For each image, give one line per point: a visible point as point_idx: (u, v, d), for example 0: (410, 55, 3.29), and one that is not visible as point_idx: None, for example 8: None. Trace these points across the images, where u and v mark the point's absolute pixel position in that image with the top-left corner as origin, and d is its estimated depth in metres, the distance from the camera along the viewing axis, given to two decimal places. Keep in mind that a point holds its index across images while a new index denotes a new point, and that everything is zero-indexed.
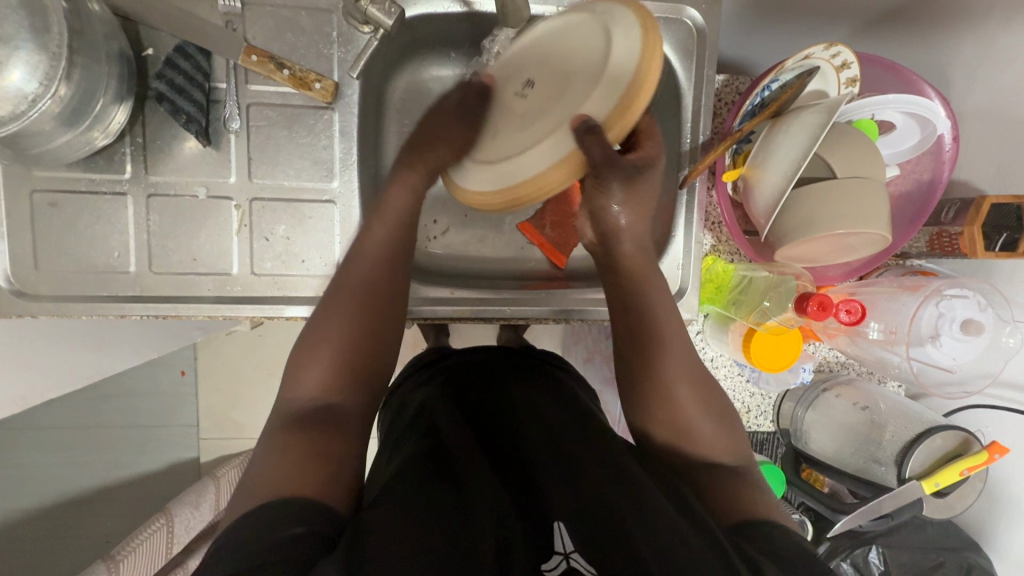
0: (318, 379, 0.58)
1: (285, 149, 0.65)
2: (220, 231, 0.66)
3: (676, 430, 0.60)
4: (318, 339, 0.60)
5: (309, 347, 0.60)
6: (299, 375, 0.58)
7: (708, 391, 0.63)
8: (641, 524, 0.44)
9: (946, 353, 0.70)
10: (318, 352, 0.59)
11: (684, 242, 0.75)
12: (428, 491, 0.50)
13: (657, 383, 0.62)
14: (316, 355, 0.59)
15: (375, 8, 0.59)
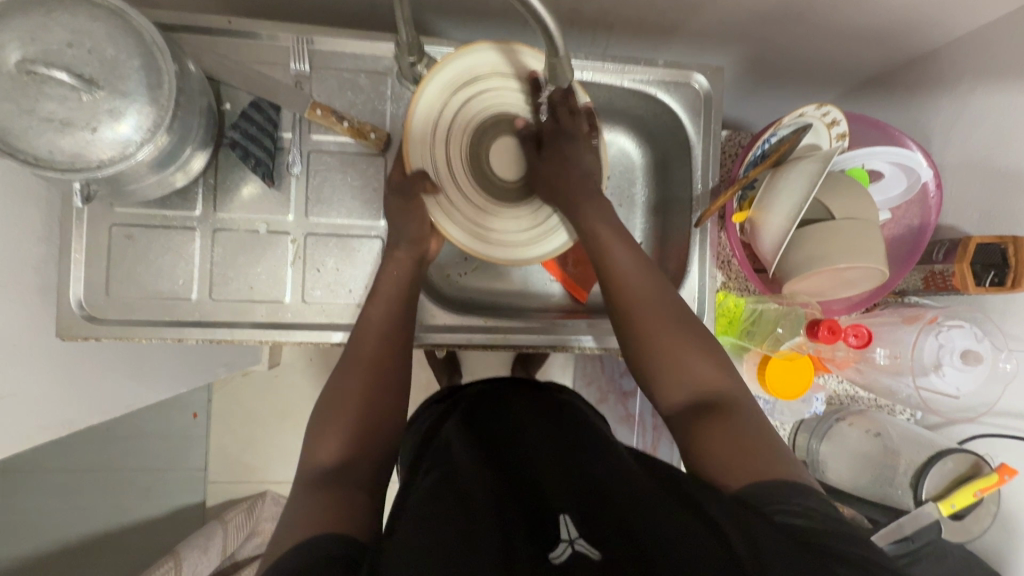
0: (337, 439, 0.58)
1: (339, 190, 0.73)
2: (276, 263, 0.72)
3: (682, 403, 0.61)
4: (330, 399, 0.60)
5: (326, 411, 0.59)
6: (318, 433, 0.58)
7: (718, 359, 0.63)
8: (649, 529, 0.45)
9: (949, 382, 0.75)
10: (334, 415, 0.59)
11: (698, 277, 0.81)
12: (453, 505, 0.51)
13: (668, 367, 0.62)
14: (332, 415, 0.59)
15: (429, 72, 0.69)
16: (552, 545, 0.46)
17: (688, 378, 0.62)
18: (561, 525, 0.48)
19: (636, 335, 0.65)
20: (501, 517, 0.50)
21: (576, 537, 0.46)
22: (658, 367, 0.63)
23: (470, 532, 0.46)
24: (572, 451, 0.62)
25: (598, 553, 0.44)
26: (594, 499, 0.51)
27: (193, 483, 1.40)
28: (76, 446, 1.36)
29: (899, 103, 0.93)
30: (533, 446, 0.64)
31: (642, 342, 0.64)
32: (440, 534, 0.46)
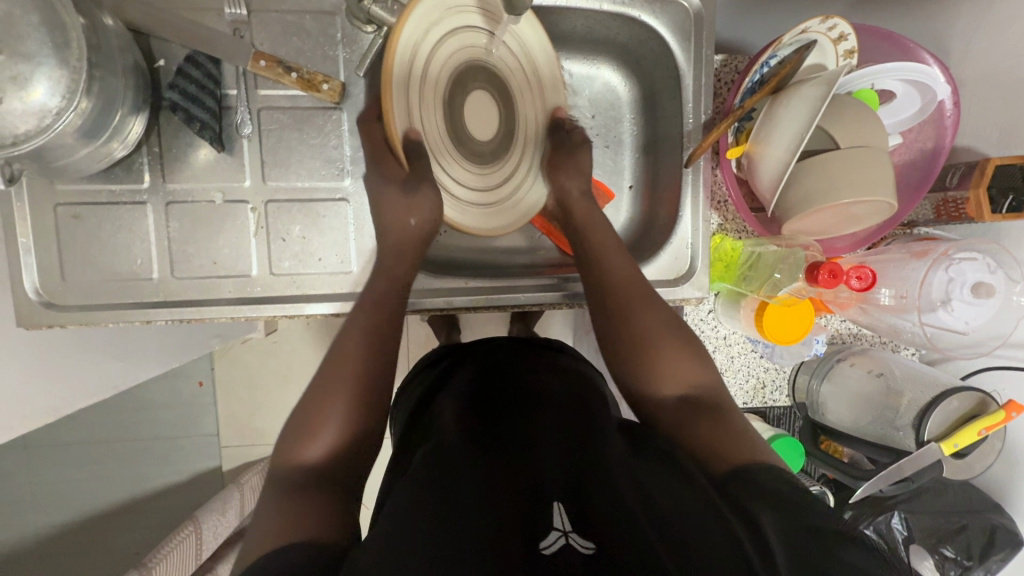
0: (328, 439, 0.54)
1: (297, 151, 0.67)
2: (239, 236, 0.67)
3: (632, 366, 0.63)
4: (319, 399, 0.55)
5: (323, 389, 0.56)
6: (304, 424, 0.54)
7: (680, 336, 0.64)
8: (650, 526, 0.42)
9: (959, 317, 0.71)
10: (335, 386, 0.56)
11: (692, 220, 0.75)
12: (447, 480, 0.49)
13: (627, 334, 0.64)
14: (325, 409, 0.55)
15: (378, 7, 0.61)
16: (544, 534, 0.44)
17: (666, 366, 0.62)
18: (555, 513, 0.46)
19: (626, 322, 0.65)
20: (506, 501, 0.47)
21: (571, 529, 0.44)
22: (647, 353, 0.63)
23: (453, 502, 0.46)
24: (558, 422, 0.59)
25: (594, 549, 0.42)
26: (582, 489, 0.48)
27: (203, 450, 1.43)
28: (83, 422, 1.38)
29: (915, 9, 0.83)
30: (525, 414, 0.61)
31: (628, 323, 0.65)
32: (423, 501, 0.46)
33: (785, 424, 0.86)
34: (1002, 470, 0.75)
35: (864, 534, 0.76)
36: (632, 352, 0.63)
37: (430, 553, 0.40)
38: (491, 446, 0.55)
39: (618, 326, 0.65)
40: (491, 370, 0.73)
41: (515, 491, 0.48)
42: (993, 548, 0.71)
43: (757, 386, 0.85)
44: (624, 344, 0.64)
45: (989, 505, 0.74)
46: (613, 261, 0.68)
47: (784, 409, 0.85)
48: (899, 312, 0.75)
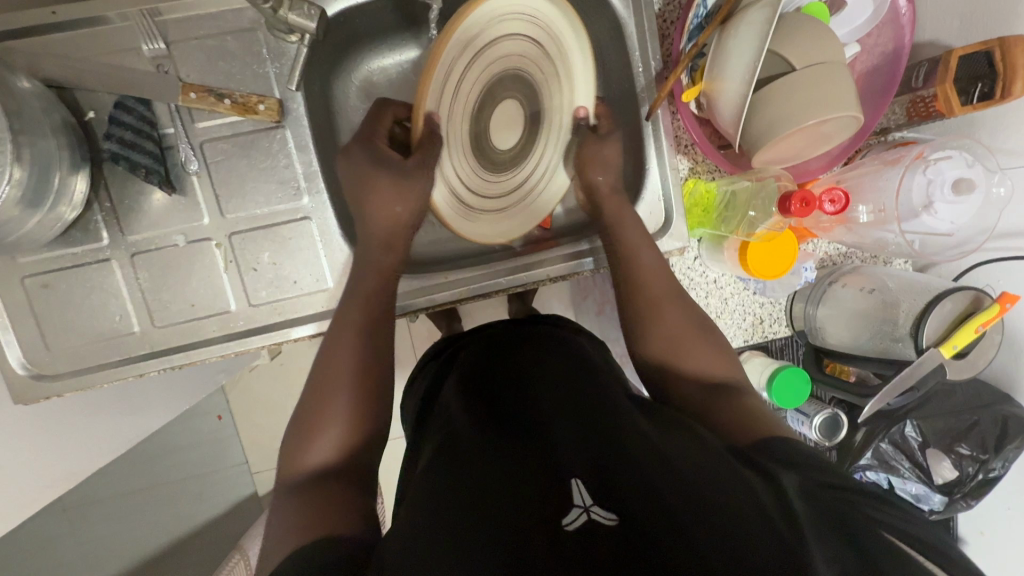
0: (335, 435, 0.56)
1: (249, 178, 0.66)
2: (211, 274, 0.67)
3: (662, 354, 0.62)
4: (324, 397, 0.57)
5: (329, 372, 0.59)
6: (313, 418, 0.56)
7: (704, 327, 0.63)
8: (673, 495, 0.39)
9: (943, 218, 0.71)
10: (338, 381, 0.58)
11: (660, 172, 0.73)
12: (452, 476, 0.47)
13: (655, 322, 0.63)
14: (329, 401, 0.57)
15: (295, 13, 0.58)
16: (565, 510, 0.40)
17: (696, 356, 0.60)
18: (575, 491, 0.41)
19: (651, 307, 0.64)
20: (509, 477, 0.45)
21: (593, 503, 0.40)
22: (677, 343, 0.61)
23: (478, 496, 0.44)
24: (570, 396, 0.57)
25: (617, 519, 0.38)
26: (600, 458, 0.44)
27: (235, 480, 1.45)
28: (113, 476, 1.40)
29: None
30: (531, 395, 0.59)
31: (661, 318, 0.63)
32: (433, 500, 0.45)
33: (790, 354, 0.88)
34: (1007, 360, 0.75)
35: (880, 447, 0.78)
36: (658, 338, 0.62)
37: (436, 545, 0.39)
38: (498, 431, 0.53)
39: (648, 323, 0.63)
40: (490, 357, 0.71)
41: (520, 466, 0.46)
42: (1007, 437, 0.73)
43: (756, 322, 0.88)
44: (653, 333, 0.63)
45: (997, 397, 0.75)
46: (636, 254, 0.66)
47: (786, 339, 0.88)
48: (883, 224, 0.74)
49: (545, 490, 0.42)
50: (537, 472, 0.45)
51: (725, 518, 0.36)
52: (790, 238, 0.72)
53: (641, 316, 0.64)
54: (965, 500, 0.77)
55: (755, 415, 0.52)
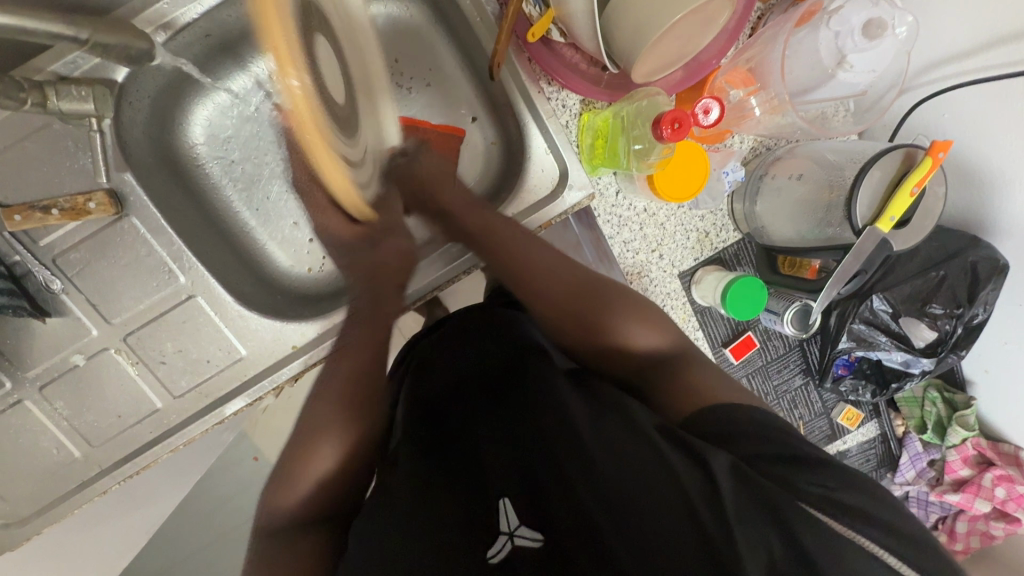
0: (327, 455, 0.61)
1: (116, 277, 0.62)
2: (124, 382, 0.65)
3: (603, 338, 0.63)
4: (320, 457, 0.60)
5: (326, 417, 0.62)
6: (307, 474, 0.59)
7: (634, 302, 0.64)
8: (609, 525, 0.46)
9: (861, 70, 0.65)
10: (320, 434, 0.61)
11: (539, 123, 0.67)
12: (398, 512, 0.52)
13: (587, 313, 0.64)
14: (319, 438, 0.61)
15: (66, 100, 0.54)
16: (493, 540, 0.50)
17: (631, 330, 0.62)
18: (503, 517, 0.52)
19: (584, 295, 0.65)
20: (458, 517, 0.52)
21: (515, 528, 0.51)
22: (612, 328, 0.63)
23: (433, 531, 0.50)
24: (515, 401, 0.61)
25: (541, 538, 0.50)
26: (535, 485, 0.53)
27: None
28: None
29: None
30: (481, 408, 0.63)
31: (603, 320, 0.63)
32: (385, 541, 0.50)
33: (745, 259, 0.84)
34: None
35: (853, 329, 0.74)
36: (592, 328, 0.64)
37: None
38: (451, 458, 0.58)
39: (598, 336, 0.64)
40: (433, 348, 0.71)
41: (464, 506, 0.53)
42: (978, 283, 0.68)
43: (702, 237, 0.83)
44: (586, 321, 0.64)
45: (962, 243, 0.70)
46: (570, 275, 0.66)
47: (737, 244, 0.83)
48: (806, 94, 0.68)
49: (484, 532, 0.51)
50: (479, 512, 0.52)
51: (648, 539, 0.44)
52: (688, 152, 0.66)
53: (579, 315, 0.64)
54: (954, 353, 0.74)
55: (695, 388, 0.58)
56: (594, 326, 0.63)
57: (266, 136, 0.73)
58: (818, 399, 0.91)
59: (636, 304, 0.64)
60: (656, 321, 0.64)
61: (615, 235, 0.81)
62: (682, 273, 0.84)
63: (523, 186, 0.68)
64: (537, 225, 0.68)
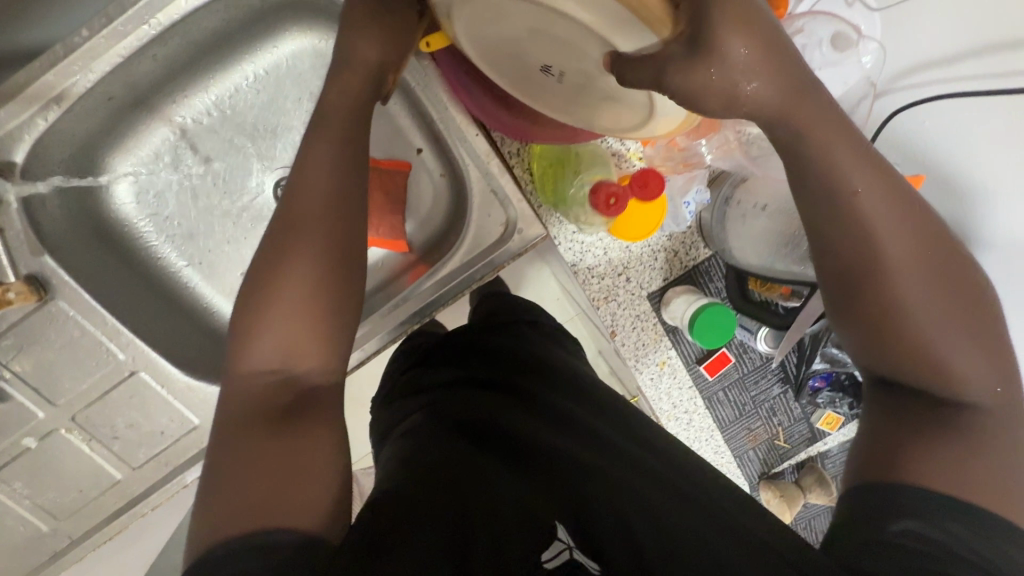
0: (278, 345, 0.46)
1: (52, 361, 0.60)
2: (83, 458, 0.64)
3: (930, 318, 0.40)
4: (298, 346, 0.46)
5: (283, 298, 0.46)
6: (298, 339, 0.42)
7: (965, 289, 0.41)
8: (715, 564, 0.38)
9: (832, 84, 0.60)
10: (313, 302, 0.47)
11: (483, 166, 0.62)
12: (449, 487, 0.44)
13: (937, 262, 0.40)
14: (279, 314, 0.46)
15: None
16: (547, 545, 0.39)
17: (952, 345, 0.40)
18: (557, 527, 0.41)
19: (913, 244, 0.41)
20: (519, 500, 0.43)
21: (574, 542, 0.40)
22: (916, 328, 0.40)
23: (491, 502, 0.43)
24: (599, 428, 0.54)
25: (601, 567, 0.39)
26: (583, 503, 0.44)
27: None
28: None
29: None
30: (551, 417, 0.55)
31: (950, 295, 0.40)
32: (421, 501, 0.41)
33: (718, 274, 0.80)
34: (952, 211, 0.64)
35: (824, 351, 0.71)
36: (916, 299, 0.40)
37: (432, 544, 0.37)
38: (509, 459, 0.49)
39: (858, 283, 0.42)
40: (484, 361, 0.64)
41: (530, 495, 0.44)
42: None
43: (671, 255, 0.79)
44: (886, 300, 0.41)
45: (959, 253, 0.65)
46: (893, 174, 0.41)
47: (708, 260, 0.79)
48: None
49: (536, 540, 0.39)
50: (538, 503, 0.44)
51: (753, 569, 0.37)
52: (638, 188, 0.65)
53: (927, 274, 0.40)
54: None
55: (997, 450, 0.39)
56: (904, 309, 0.40)
57: (198, 185, 0.68)
58: (797, 406, 0.90)
59: (977, 303, 0.41)
60: (957, 281, 0.41)
61: (579, 262, 0.77)
62: (650, 294, 0.81)
63: (472, 230, 0.64)
64: (492, 271, 0.64)
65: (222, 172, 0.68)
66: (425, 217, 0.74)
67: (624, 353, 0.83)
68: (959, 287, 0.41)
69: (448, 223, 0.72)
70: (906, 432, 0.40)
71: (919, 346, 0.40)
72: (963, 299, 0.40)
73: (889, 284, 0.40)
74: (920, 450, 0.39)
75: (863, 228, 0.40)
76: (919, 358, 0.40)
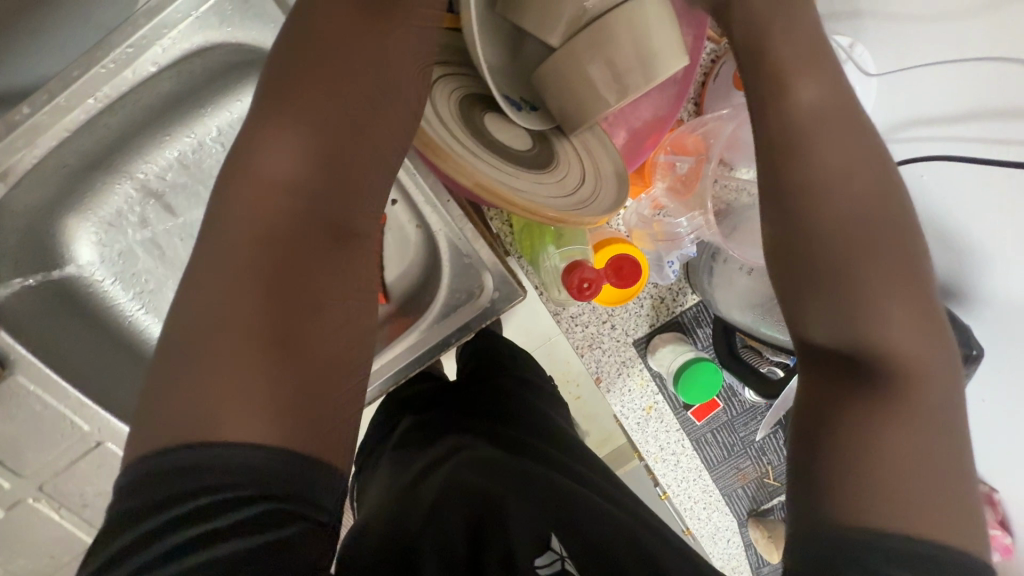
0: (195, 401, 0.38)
1: (14, 434, 0.58)
2: (54, 527, 0.63)
3: (864, 295, 0.43)
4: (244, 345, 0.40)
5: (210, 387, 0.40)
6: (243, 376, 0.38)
7: (903, 270, 0.43)
8: None
9: None
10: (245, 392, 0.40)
11: (458, 228, 0.59)
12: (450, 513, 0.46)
13: (869, 243, 0.44)
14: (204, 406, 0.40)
15: None
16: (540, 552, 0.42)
17: (883, 311, 0.42)
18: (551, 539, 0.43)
19: (829, 220, 0.44)
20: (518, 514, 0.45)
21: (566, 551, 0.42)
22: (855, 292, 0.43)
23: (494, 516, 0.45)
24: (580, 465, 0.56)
25: None
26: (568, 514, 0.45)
27: None
28: None
29: None
30: (537, 447, 0.56)
31: (870, 272, 0.43)
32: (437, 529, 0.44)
33: (707, 320, 0.77)
34: (950, 267, 0.61)
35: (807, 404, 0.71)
36: (845, 268, 0.44)
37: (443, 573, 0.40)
38: (501, 472, 0.50)
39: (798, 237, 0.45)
40: (475, 402, 0.66)
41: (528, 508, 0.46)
42: None
43: (658, 301, 0.76)
44: (819, 267, 0.44)
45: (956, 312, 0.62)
46: (833, 136, 0.46)
47: (696, 307, 0.76)
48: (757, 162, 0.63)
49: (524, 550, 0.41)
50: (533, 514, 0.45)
51: None
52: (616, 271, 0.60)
53: (862, 250, 0.44)
54: None
55: (931, 433, 0.39)
56: (840, 279, 0.43)
57: (164, 244, 0.65)
58: (786, 448, 0.88)
59: (910, 276, 0.43)
60: (893, 258, 0.43)
61: (561, 311, 0.75)
62: (636, 341, 0.78)
63: (450, 281, 0.61)
64: (468, 333, 0.62)
65: (187, 231, 0.65)
66: (401, 269, 0.72)
67: (610, 398, 0.82)
68: (891, 258, 0.44)
69: (423, 277, 0.70)
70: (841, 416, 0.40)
71: (860, 311, 0.43)
72: (895, 266, 0.43)
73: (840, 269, 0.43)
74: (869, 432, 0.39)
75: (809, 194, 0.45)
76: (859, 337, 0.42)
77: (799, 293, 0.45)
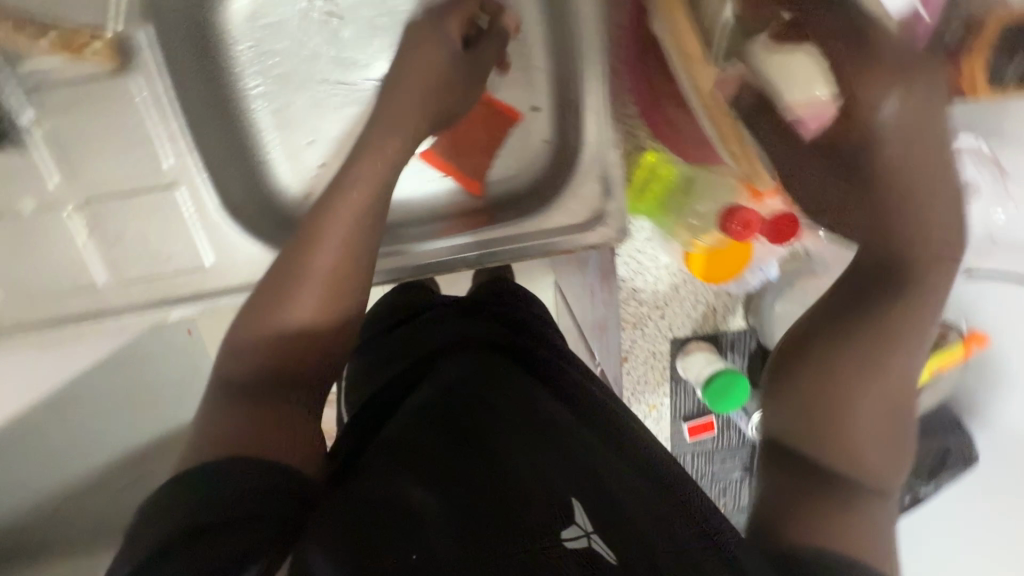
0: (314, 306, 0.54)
1: (97, 132, 0.56)
2: (72, 248, 0.58)
3: (860, 431, 0.45)
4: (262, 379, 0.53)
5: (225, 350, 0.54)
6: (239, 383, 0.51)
7: (903, 397, 0.47)
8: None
9: None
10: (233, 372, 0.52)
11: (600, 151, 0.62)
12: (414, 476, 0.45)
13: (892, 374, 0.47)
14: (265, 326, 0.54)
15: None
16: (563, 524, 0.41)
17: (868, 443, 0.45)
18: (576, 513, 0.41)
19: (873, 351, 0.46)
20: (514, 481, 0.44)
21: (594, 528, 0.40)
22: (845, 412, 0.46)
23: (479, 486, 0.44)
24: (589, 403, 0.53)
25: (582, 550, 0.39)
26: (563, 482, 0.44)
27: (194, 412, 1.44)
28: None
29: None
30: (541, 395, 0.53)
31: (868, 401, 0.46)
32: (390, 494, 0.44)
33: (740, 347, 0.81)
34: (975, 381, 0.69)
35: None
36: (845, 400, 0.46)
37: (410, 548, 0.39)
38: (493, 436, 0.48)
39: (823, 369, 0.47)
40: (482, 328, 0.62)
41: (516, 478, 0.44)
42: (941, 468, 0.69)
43: (708, 313, 0.79)
44: (809, 396, 0.47)
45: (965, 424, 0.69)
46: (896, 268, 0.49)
47: (738, 333, 0.80)
48: None
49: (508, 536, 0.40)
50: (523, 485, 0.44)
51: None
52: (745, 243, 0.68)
53: (862, 378, 0.46)
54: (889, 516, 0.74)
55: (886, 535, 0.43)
56: (827, 407, 0.46)
57: (315, 53, 0.65)
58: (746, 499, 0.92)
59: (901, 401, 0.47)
60: (896, 393, 0.47)
61: (628, 280, 0.75)
62: (674, 339, 0.81)
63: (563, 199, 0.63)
64: (559, 250, 0.63)
65: (340, 59, 0.65)
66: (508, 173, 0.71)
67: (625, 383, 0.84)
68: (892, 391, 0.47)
69: (527, 190, 0.70)
70: (823, 502, 0.43)
71: (841, 437, 0.45)
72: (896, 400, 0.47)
73: (822, 385, 0.47)
74: (834, 511, 0.43)
75: (872, 325, 0.47)
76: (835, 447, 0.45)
77: (798, 406, 0.48)
